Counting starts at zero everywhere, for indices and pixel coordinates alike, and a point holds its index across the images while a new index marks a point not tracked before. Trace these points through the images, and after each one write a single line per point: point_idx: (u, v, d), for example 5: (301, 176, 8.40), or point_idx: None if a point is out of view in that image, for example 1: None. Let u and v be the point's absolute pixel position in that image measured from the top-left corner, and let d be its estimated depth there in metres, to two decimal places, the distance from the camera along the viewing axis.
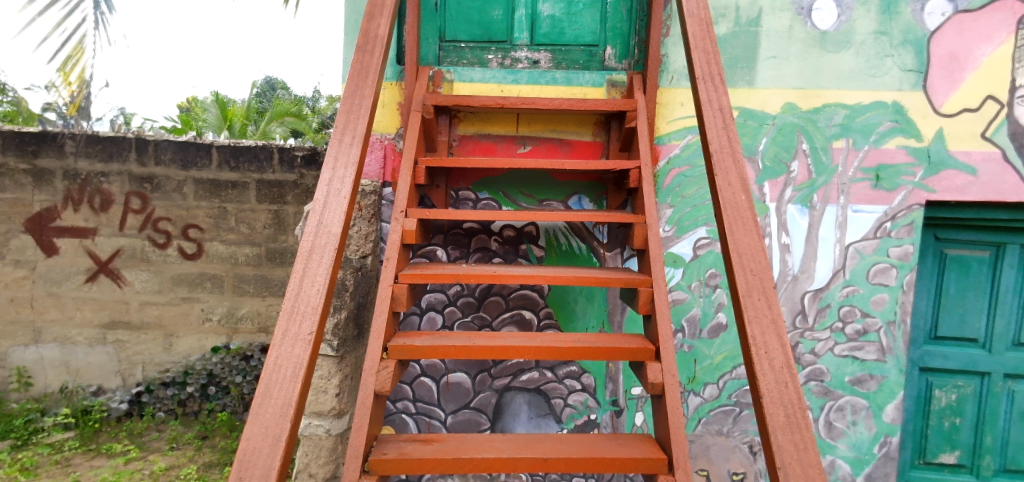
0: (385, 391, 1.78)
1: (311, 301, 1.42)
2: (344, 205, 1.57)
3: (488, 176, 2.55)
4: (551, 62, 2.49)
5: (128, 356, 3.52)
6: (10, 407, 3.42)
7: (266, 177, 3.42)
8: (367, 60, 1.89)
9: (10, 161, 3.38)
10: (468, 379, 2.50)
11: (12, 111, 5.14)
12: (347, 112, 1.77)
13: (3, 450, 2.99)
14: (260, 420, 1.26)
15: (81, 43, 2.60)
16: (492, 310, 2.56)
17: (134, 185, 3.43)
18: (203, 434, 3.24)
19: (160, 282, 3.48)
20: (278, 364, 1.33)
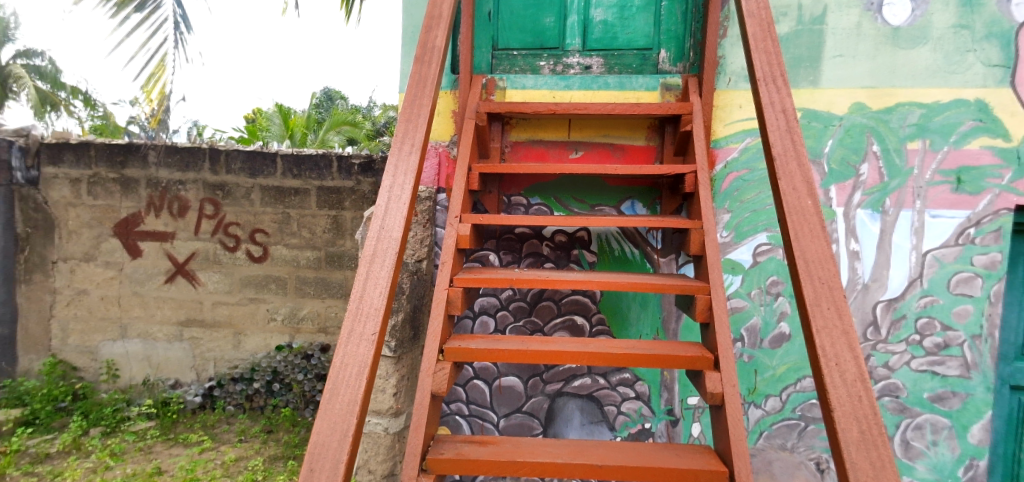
0: (443, 392, 1.83)
1: (375, 302, 1.48)
2: (404, 211, 1.63)
3: (540, 181, 2.56)
4: (603, 68, 2.47)
5: (201, 353, 3.76)
6: (101, 396, 3.72)
7: (325, 184, 3.58)
8: (425, 70, 1.95)
9: (102, 171, 3.70)
10: (520, 383, 2.52)
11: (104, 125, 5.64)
12: (406, 121, 1.84)
13: (95, 436, 3.26)
14: (329, 414, 1.32)
15: (162, 61, 2.82)
16: (543, 315, 2.56)
17: (207, 192, 3.67)
18: (269, 428, 3.40)
19: (230, 283, 3.70)
20: (344, 362, 1.39)
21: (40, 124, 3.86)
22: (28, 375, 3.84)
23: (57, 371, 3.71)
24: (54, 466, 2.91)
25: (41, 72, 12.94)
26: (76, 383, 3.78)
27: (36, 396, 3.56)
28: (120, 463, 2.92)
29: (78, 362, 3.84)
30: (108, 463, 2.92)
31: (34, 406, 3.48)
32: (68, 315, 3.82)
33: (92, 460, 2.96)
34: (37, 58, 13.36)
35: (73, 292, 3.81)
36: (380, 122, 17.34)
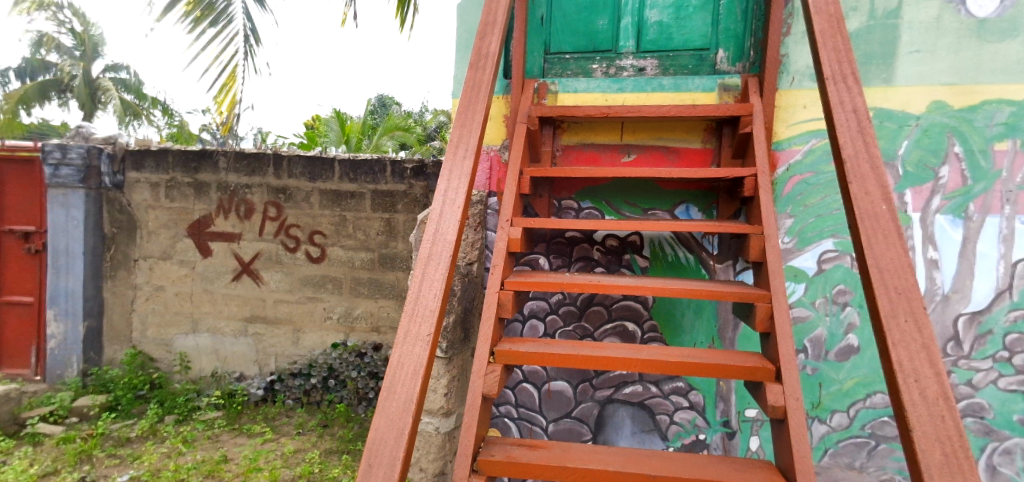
0: (493, 394, 1.83)
1: (430, 304, 1.51)
2: (458, 215, 1.66)
3: (592, 185, 2.54)
4: (657, 69, 2.43)
5: (264, 348, 3.95)
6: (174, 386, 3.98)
7: (379, 187, 3.70)
8: (480, 76, 1.98)
9: (178, 176, 3.97)
10: (569, 388, 2.51)
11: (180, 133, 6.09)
12: (461, 126, 1.87)
13: (170, 423, 3.51)
14: (386, 412, 1.35)
15: (233, 73, 2.99)
16: (593, 320, 2.54)
17: (271, 196, 3.87)
18: (325, 423, 3.53)
19: (290, 282, 3.88)
20: (400, 361, 1.43)
21: (125, 133, 4.19)
22: (113, 364, 4.16)
23: (137, 361, 4.00)
24: (134, 450, 3.14)
25: (125, 83, 14.04)
26: (153, 372, 4.06)
27: (119, 383, 3.86)
28: (191, 450, 3.12)
29: (155, 353, 4.13)
30: (180, 449, 3.12)
31: (117, 393, 3.77)
32: (147, 309, 4.11)
33: (167, 446, 3.17)
34: (124, 71, 14.23)
35: (151, 288, 4.10)
36: (430, 126, 17.79)
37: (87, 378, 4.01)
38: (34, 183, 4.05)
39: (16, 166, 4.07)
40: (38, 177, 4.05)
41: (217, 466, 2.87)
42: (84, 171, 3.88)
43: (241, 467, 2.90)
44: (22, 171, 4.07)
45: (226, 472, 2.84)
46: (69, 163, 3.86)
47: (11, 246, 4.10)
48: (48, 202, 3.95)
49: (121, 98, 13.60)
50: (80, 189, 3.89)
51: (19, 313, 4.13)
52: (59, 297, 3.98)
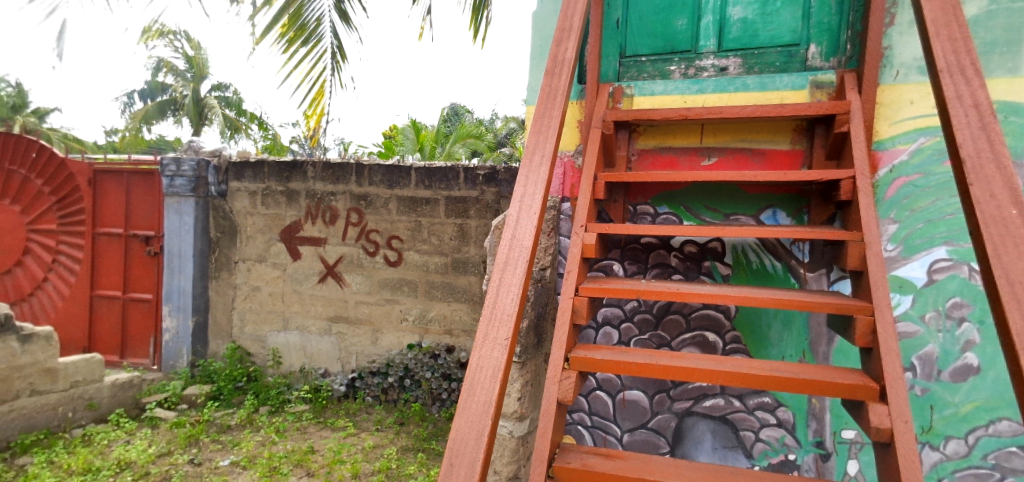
0: (569, 401, 1.80)
1: (508, 308, 1.52)
2: (534, 221, 1.67)
3: (669, 190, 2.46)
4: (741, 68, 2.31)
5: (346, 347, 4.17)
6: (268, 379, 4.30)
7: (453, 193, 3.80)
8: (556, 82, 1.99)
9: (272, 184, 4.29)
10: (645, 398, 2.45)
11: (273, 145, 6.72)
12: (537, 133, 1.88)
13: (264, 413, 3.80)
14: (467, 414, 1.37)
15: (321, 88, 3.20)
16: (671, 329, 2.46)
17: (353, 202, 4.09)
18: (401, 421, 3.66)
19: (370, 284, 4.07)
20: (480, 363, 1.45)
21: (228, 146, 4.61)
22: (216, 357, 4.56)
23: (236, 355, 4.37)
24: (234, 436, 3.42)
25: (227, 100, 15.46)
26: (250, 366, 4.40)
27: (222, 375, 4.23)
28: (282, 440, 3.35)
29: (251, 348, 4.46)
30: (273, 438, 3.36)
31: (219, 383, 4.14)
32: (245, 307, 4.46)
33: (262, 434, 3.43)
34: (228, 89, 15.73)
35: (248, 288, 4.45)
36: (497, 134, 18.11)
37: (194, 369, 4.43)
38: (154, 193, 4.55)
39: (139, 177, 4.60)
40: (157, 187, 4.55)
41: (305, 456, 3.06)
42: (194, 181, 4.31)
43: (326, 458, 3.07)
44: (145, 182, 4.58)
45: (313, 463, 3.02)
46: (182, 174, 4.30)
47: (135, 249, 4.62)
48: (165, 210, 4.43)
49: (224, 115, 15.01)
50: (190, 197, 4.33)
51: (141, 308, 4.63)
52: (173, 295, 4.43)
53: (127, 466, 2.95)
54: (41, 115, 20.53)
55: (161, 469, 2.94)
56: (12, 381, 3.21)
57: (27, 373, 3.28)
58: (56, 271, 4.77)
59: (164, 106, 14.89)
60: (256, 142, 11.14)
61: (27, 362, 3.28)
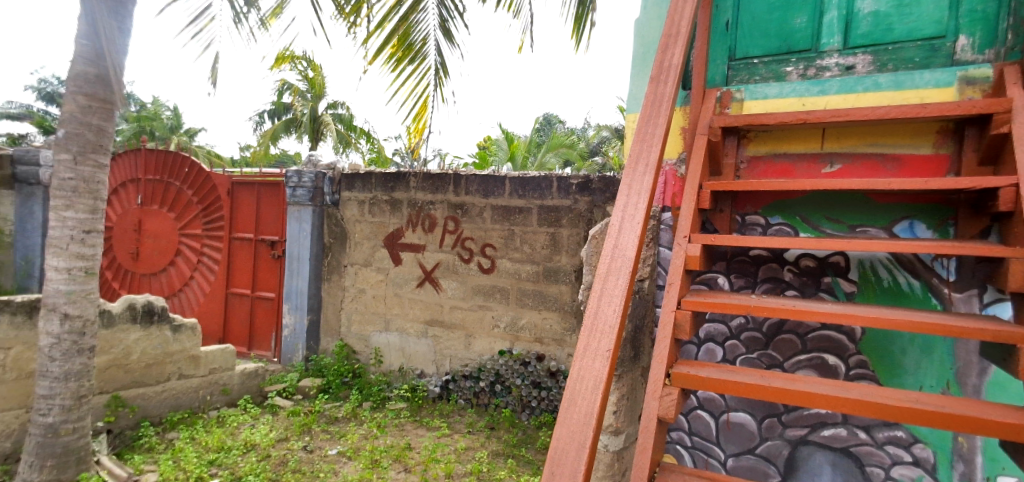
0: (670, 419, 1.69)
1: (609, 320, 1.47)
2: (638, 230, 1.62)
3: (782, 199, 2.32)
4: (871, 66, 2.11)
5: (441, 350, 4.33)
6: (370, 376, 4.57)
7: (546, 203, 3.85)
8: (662, 89, 1.93)
9: (378, 194, 4.59)
10: (753, 422, 2.29)
11: (380, 159, 7.32)
12: (641, 141, 1.83)
13: (368, 408, 4.05)
14: (567, 423, 1.33)
15: (424, 103, 3.37)
16: (783, 349, 2.29)
17: (450, 211, 4.27)
18: (491, 425, 3.73)
19: (465, 290, 4.21)
20: (580, 374, 1.41)
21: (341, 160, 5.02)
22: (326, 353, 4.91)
23: (344, 352, 4.70)
24: (340, 428, 3.67)
25: (339, 116, 16.82)
26: (355, 363, 4.71)
27: (330, 369, 4.58)
28: (383, 434, 3.53)
29: (356, 346, 4.77)
30: (375, 433, 3.56)
31: (329, 377, 4.47)
32: (352, 308, 4.78)
33: (365, 428, 3.65)
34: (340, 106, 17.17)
35: (355, 290, 4.76)
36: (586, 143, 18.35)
37: (308, 363, 4.81)
38: (279, 201, 5.05)
39: (267, 188, 5.13)
40: (282, 197, 5.05)
41: (403, 452, 3.22)
42: (313, 191, 4.74)
43: (422, 456, 3.20)
44: (272, 193, 5.10)
45: (410, 459, 3.16)
46: (302, 185, 4.75)
47: (262, 252, 5.15)
48: (288, 217, 4.90)
49: (337, 130, 16.43)
50: (309, 206, 4.76)
51: (265, 305, 5.14)
52: (292, 295, 4.88)
53: (253, 447, 3.27)
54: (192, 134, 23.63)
55: (279, 453, 3.23)
56: (165, 365, 3.69)
57: (176, 359, 3.75)
58: (201, 270, 5.45)
59: (288, 124, 16.61)
60: (362, 154, 12.06)
61: (177, 350, 3.75)
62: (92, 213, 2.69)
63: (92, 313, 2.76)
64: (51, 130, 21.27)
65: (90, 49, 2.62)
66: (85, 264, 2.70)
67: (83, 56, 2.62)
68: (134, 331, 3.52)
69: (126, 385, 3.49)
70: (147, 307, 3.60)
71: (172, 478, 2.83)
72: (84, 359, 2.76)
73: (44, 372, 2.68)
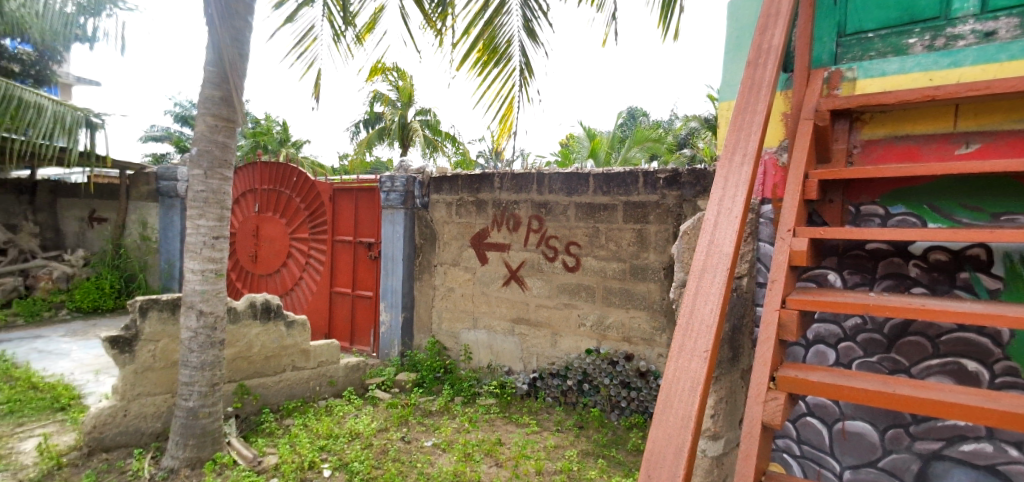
0: (776, 426, 1.55)
1: (706, 319, 1.40)
2: (736, 225, 1.52)
3: (905, 186, 2.09)
4: (1017, 30, 1.81)
5: (528, 347, 4.39)
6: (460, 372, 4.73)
7: (632, 199, 3.79)
8: (760, 73, 1.80)
9: (464, 195, 4.74)
10: (873, 432, 2.09)
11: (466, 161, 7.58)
12: (737, 130, 1.72)
13: (460, 402, 4.21)
14: (663, 425, 1.29)
15: (508, 105, 3.43)
16: (909, 353, 2.06)
17: (534, 210, 4.31)
18: (581, 424, 3.71)
19: (550, 288, 4.23)
20: (676, 375, 1.35)
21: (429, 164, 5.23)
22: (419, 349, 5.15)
23: (436, 348, 4.91)
24: (434, 421, 3.83)
25: (426, 122, 17.54)
26: (446, 359, 4.89)
27: (424, 365, 4.80)
28: (474, 429, 3.65)
29: (447, 343, 4.96)
30: (467, 427, 3.69)
31: (423, 372, 4.70)
32: (442, 306, 4.98)
33: (457, 422, 3.79)
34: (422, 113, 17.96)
35: (445, 289, 4.96)
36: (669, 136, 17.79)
37: (403, 358, 5.07)
38: (374, 205, 5.39)
39: (364, 193, 5.49)
40: (377, 201, 5.37)
41: (494, 447, 3.30)
42: (404, 195, 5.00)
43: (512, 452, 3.27)
44: (368, 198, 5.45)
45: (500, 454, 3.23)
46: (395, 189, 5.01)
47: (361, 253, 5.51)
48: (382, 220, 5.21)
49: (424, 135, 17.19)
50: (401, 209, 5.03)
51: (365, 303, 5.50)
52: (388, 293, 5.18)
53: (357, 435, 3.52)
54: (299, 146, 25.75)
55: (380, 442, 3.44)
56: (281, 357, 4.06)
57: (290, 352, 4.12)
58: (308, 270, 5.94)
59: (380, 132, 17.59)
60: (449, 157, 12.58)
61: (291, 343, 4.12)
62: (220, 221, 3.03)
63: (221, 309, 3.11)
64: (185, 150, 24.28)
65: (216, 74, 2.95)
66: (216, 266, 3.04)
67: (211, 81, 2.96)
68: (255, 326, 3.91)
69: (250, 375, 3.90)
70: (265, 305, 3.97)
71: (290, 460, 3.11)
72: (216, 351, 3.11)
73: (186, 362, 3.06)
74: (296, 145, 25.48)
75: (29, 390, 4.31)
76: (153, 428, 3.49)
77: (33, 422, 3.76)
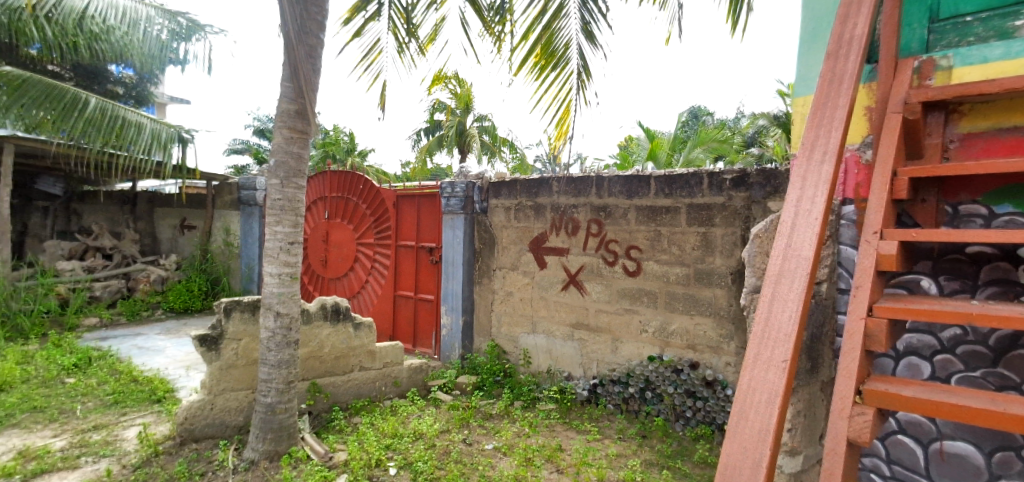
0: (863, 443, 1.42)
1: (784, 327, 1.31)
2: (816, 228, 1.42)
3: (1011, 183, 1.89)
4: None
5: (588, 353, 4.33)
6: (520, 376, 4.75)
7: (696, 201, 3.68)
8: (841, 66, 1.69)
9: (522, 200, 4.77)
10: (978, 455, 1.90)
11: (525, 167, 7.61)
12: (815, 127, 1.61)
13: (520, 406, 4.22)
14: (738, 438, 1.22)
15: (566, 107, 3.41)
16: (1019, 368, 1.86)
17: (593, 214, 4.26)
18: (643, 433, 3.62)
19: (610, 293, 4.17)
20: (752, 386, 1.28)
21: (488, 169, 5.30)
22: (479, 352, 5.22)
23: (496, 352, 4.95)
24: (495, 424, 3.87)
25: (484, 128, 17.83)
26: (505, 362, 4.93)
27: (484, 368, 4.86)
28: (535, 433, 3.65)
29: (507, 347, 4.99)
30: (528, 431, 3.69)
31: (483, 375, 4.76)
32: (502, 310, 5.01)
33: (517, 426, 3.80)
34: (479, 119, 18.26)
35: (504, 293, 4.99)
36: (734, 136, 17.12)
37: (464, 360, 5.16)
38: (435, 211, 5.52)
39: (426, 199, 5.64)
40: (438, 207, 5.50)
41: (555, 453, 3.28)
42: (464, 200, 5.10)
43: (574, 458, 3.23)
44: (430, 203, 5.59)
45: (561, 460, 3.21)
46: (455, 195, 5.13)
47: (422, 258, 5.67)
48: (443, 225, 5.33)
49: (482, 141, 17.50)
50: (461, 214, 5.13)
51: (427, 306, 5.64)
52: (449, 297, 5.29)
53: (421, 435, 3.60)
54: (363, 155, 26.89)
55: (442, 443, 3.51)
56: (349, 357, 4.24)
57: (358, 352, 4.29)
58: (374, 274, 6.18)
59: (440, 139, 18.05)
60: (508, 162, 12.74)
61: (359, 344, 4.28)
62: (294, 227, 3.21)
63: (296, 311, 3.29)
64: (264, 161, 26.04)
65: (291, 89, 3.14)
66: (291, 270, 3.22)
67: (287, 96, 3.15)
68: (326, 327, 4.10)
69: (321, 374, 4.09)
70: (335, 307, 4.17)
71: (358, 458, 3.23)
72: (291, 351, 3.29)
73: (264, 360, 3.25)
74: (361, 155, 26.63)
75: (130, 383, 4.74)
76: (236, 421, 3.73)
77: (135, 412, 4.14)
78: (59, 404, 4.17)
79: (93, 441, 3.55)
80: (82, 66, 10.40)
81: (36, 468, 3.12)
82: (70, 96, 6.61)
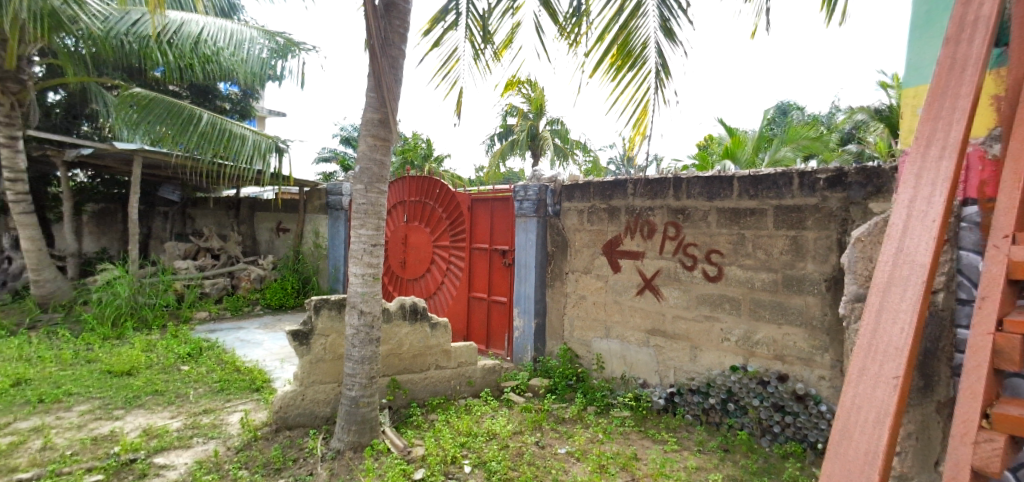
0: (992, 474, 1.26)
1: (894, 341, 1.19)
2: (933, 231, 1.27)
3: None
4: None
5: (664, 360, 4.20)
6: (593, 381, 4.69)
7: (785, 202, 3.46)
8: (964, 50, 1.49)
9: (595, 202, 4.71)
10: None
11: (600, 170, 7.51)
12: (932, 121, 1.45)
13: (594, 412, 4.16)
14: (840, 459, 1.13)
15: (642, 107, 3.33)
16: None
17: (671, 216, 4.13)
18: (725, 447, 3.45)
19: (688, 299, 4.01)
20: (856, 403, 1.18)
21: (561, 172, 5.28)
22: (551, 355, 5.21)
23: (568, 355, 4.92)
24: (568, 428, 3.84)
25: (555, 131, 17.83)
26: (578, 367, 4.88)
27: (557, 371, 4.85)
28: (609, 440, 3.59)
29: (579, 351, 4.94)
30: (602, 438, 3.63)
31: (555, 379, 4.74)
32: (574, 314, 4.96)
33: (591, 432, 3.75)
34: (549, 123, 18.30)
35: (576, 296, 4.94)
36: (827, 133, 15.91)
37: (536, 363, 5.18)
38: (508, 214, 5.60)
39: (499, 203, 5.73)
40: (511, 210, 5.57)
41: (630, 462, 3.20)
42: (537, 203, 5.13)
43: (650, 468, 3.14)
44: (503, 206, 5.68)
45: (637, 469, 3.13)
46: (528, 198, 5.20)
47: (495, 260, 5.76)
48: (516, 228, 5.39)
49: (554, 144, 17.57)
50: (534, 217, 5.17)
51: (500, 308, 5.72)
52: (522, 300, 5.34)
53: (494, 436, 3.65)
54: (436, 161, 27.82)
55: (516, 444, 3.54)
56: (426, 356, 4.39)
57: (434, 352, 4.43)
58: (449, 276, 6.36)
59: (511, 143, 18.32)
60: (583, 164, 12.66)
61: (435, 343, 4.43)
62: (377, 230, 3.38)
63: (378, 310, 3.45)
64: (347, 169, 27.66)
65: (376, 100, 3.30)
66: (373, 271, 3.38)
67: (371, 106, 3.32)
68: (405, 326, 4.27)
69: (400, 370, 4.27)
70: (413, 307, 4.34)
71: (434, 453, 3.33)
72: (373, 348, 3.46)
73: (349, 355, 3.45)
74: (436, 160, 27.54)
75: (234, 372, 5.21)
76: (324, 412, 3.98)
77: (237, 399, 4.53)
78: (176, 389, 4.67)
79: (203, 424, 3.93)
80: (195, 85, 11.60)
81: (157, 445, 3.51)
82: (188, 113, 7.41)
